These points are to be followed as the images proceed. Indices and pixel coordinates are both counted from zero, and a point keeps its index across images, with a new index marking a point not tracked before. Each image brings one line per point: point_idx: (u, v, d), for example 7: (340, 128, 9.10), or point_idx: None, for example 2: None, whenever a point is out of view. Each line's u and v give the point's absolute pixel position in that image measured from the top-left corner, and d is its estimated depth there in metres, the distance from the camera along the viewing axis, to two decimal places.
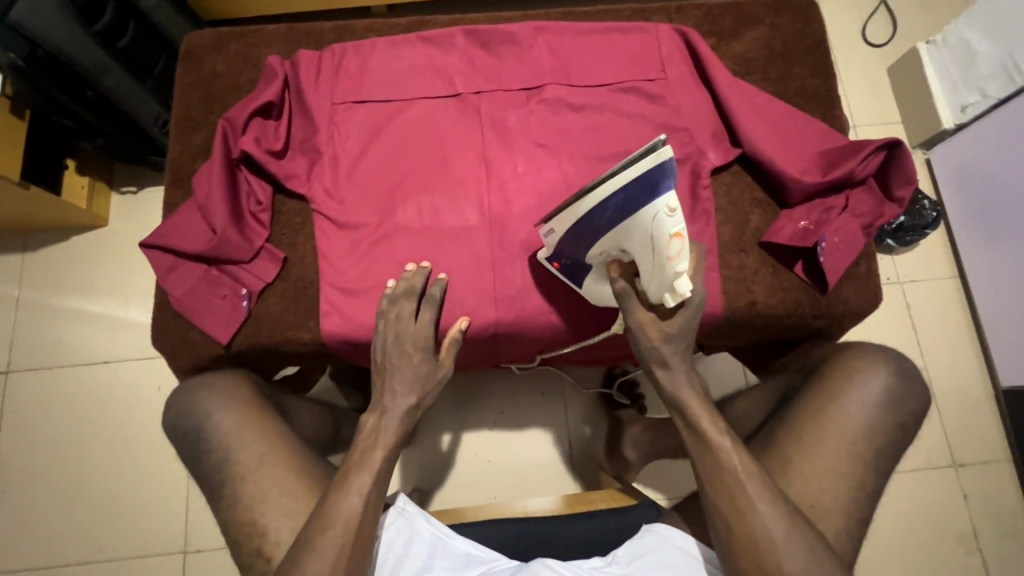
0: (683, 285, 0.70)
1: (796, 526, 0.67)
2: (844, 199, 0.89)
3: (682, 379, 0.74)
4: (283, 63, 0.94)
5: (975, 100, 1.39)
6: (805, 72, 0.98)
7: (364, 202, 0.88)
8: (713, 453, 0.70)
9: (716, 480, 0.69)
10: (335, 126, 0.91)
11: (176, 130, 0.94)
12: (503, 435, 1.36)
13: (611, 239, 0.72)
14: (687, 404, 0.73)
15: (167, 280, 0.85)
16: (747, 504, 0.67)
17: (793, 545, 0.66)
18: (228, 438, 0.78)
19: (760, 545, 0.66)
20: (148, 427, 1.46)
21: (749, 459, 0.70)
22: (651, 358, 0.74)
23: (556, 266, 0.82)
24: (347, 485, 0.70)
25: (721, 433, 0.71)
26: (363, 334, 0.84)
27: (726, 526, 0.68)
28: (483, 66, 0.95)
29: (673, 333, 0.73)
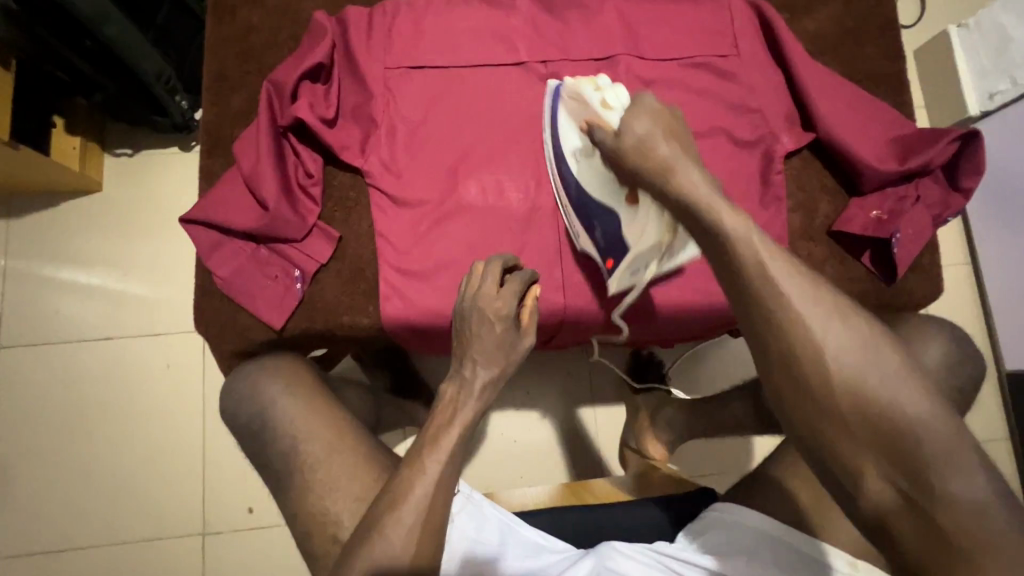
0: (607, 99, 0.69)
1: (876, 359, 0.51)
2: (915, 188, 0.87)
3: (704, 185, 0.56)
4: (331, 19, 0.85)
5: (1005, 87, 1.35)
6: (875, 53, 0.95)
7: (426, 178, 0.83)
8: (768, 285, 0.53)
9: (775, 324, 0.53)
10: (391, 94, 0.84)
11: (210, 91, 0.85)
12: (528, 415, 1.34)
13: (574, 145, 0.76)
14: (726, 231, 0.54)
15: (212, 258, 0.78)
16: (815, 340, 0.52)
17: (879, 380, 0.51)
18: (296, 426, 0.75)
19: (834, 389, 0.51)
20: (154, 406, 1.39)
21: (810, 285, 0.54)
22: (667, 168, 0.58)
23: (610, 265, 0.78)
24: (422, 465, 0.64)
25: (787, 272, 0.53)
26: (428, 320, 0.80)
27: (786, 382, 0.53)
28: (548, 33, 0.89)
29: (646, 128, 0.61)
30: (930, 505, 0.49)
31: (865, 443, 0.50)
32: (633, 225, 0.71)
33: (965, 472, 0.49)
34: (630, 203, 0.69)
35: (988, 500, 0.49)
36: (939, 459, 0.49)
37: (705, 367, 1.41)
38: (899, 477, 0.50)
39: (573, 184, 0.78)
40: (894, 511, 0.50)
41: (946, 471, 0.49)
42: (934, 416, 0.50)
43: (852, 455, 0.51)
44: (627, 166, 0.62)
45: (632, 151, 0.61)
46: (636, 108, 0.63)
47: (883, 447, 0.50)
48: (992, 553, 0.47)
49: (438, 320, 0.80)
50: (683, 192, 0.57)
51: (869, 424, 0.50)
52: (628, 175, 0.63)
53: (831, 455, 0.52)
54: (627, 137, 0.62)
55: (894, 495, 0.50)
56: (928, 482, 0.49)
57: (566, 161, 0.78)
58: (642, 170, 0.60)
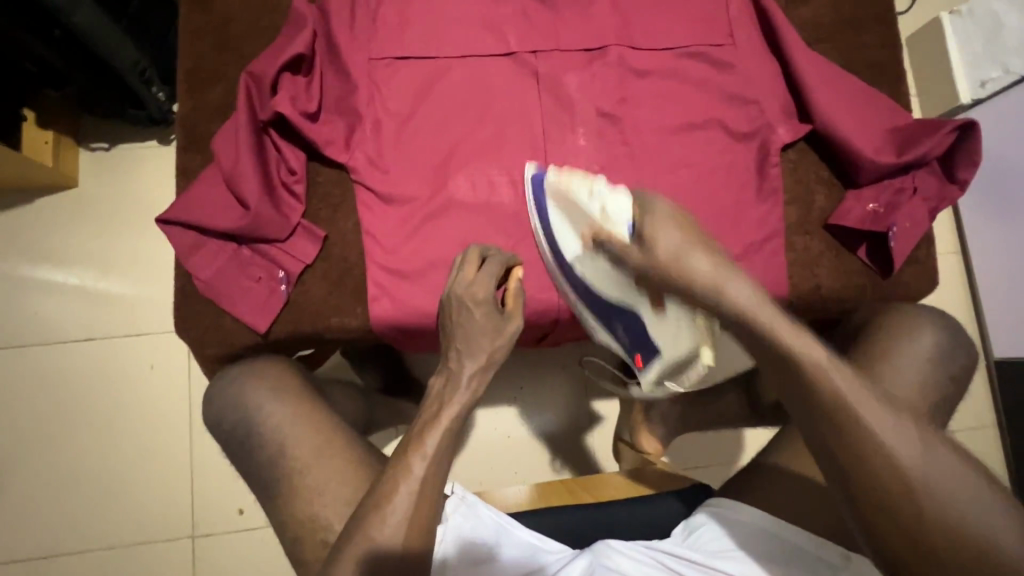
0: (613, 209, 0.64)
1: (941, 466, 0.50)
2: (912, 180, 0.86)
3: (760, 303, 0.54)
4: (311, 8, 0.82)
5: (997, 75, 1.35)
6: (873, 42, 0.93)
7: (414, 174, 0.80)
8: (828, 391, 0.52)
9: (833, 422, 0.52)
10: (376, 86, 0.81)
11: (185, 84, 0.81)
12: (517, 410, 1.33)
13: (577, 249, 0.72)
14: (794, 344, 0.53)
15: (191, 260, 0.74)
16: (876, 443, 0.51)
17: (947, 491, 0.50)
18: (284, 434, 0.72)
19: (903, 497, 0.50)
20: (138, 409, 1.35)
21: (866, 387, 0.53)
22: (712, 286, 0.55)
23: (641, 358, 0.80)
24: (408, 466, 0.61)
25: (845, 376, 0.52)
26: (418, 321, 0.78)
27: (849, 487, 0.52)
28: (539, 21, 0.86)
29: (672, 241, 0.57)
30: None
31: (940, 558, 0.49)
32: (660, 326, 0.69)
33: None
34: (655, 310, 0.67)
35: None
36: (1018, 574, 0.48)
37: None
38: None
39: (585, 287, 0.74)
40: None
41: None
42: (1009, 530, 0.48)
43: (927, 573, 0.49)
44: (664, 280, 0.57)
45: (668, 267, 0.57)
46: (650, 223, 0.59)
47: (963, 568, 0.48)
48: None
49: (428, 320, 0.78)
50: (740, 312, 0.54)
51: (941, 538, 0.49)
52: (659, 290, 0.60)
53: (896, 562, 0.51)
54: (655, 253, 0.58)
55: None
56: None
57: (570, 265, 0.74)
58: (690, 289, 0.56)
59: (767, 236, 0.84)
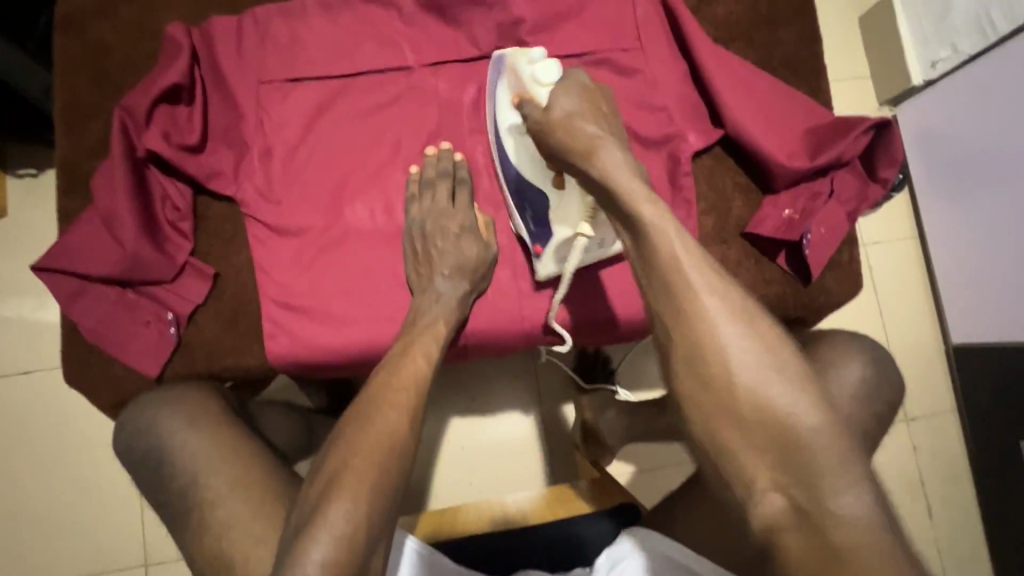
0: (542, 75, 0.65)
1: (781, 372, 0.50)
2: (830, 183, 0.83)
3: (627, 168, 0.56)
4: (190, 33, 0.78)
5: (946, 55, 1.20)
6: (791, 38, 0.89)
7: (307, 203, 0.77)
8: (677, 285, 0.53)
9: (679, 312, 0.53)
10: (263, 111, 0.77)
11: (62, 121, 0.78)
12: (482, 419, 1.21)
13: (513, 121, 0.71)
14: (653, 229, 0.53)
15: (74, 307, 0.72)
16: (710, 334, 0.51)
17: (777, 388, 0.49)
18: (198, 463, 0.66)
19: (734, 390, 0.50)
20: (37, 447, 1.19)
21: (716, 278, 0.53)
22: (590, 147, 0.57)
23: (539, 250, 0.74)
24: (349, 479, 0.56)
25: (695, 265, 0.53)
26: (318, 356, 0.75)
27: (687, 376, 0.52)
28: (436, 33, 0.82)
29: (575, 111, 0.60)
30: (815, 514, 0.46)
31: (758, 444, 0.49)
32: (558, 208, 0.69)
33: (850, 483, 0.47)
34: (558, 186, 0.68)
35: (871, 513, 0.46)
36: (830, 468, 0.47)
37: (656, 362, 1.26)
38: (790, 486, 0.48)
39: (511, 167, 0.74)
40: (782, 525, 0.47)
41: (835, 481, 0.47)
42: (827, 428, 0.48)
43: (744, 457, 0.49)
44: (552, 141, 0.60)
45: (557, 126, 0.60)
46: (561, 87, 0.62)
47: (776, 453, 0.48)
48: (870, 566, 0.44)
49: (331, 356, 0.75)
50: (609, 177, 0.55)
51: (764, 427, 0.49)
52: (549, 153, 0.62)
53: (715, 442, 0.51)
54: (554, 113, 0.61)
55: (782, 504, 0.48)
56: (815, 487, 0.47)
57: (503, 140, 0.74)
58: (569, 148, 0.58)
59: None
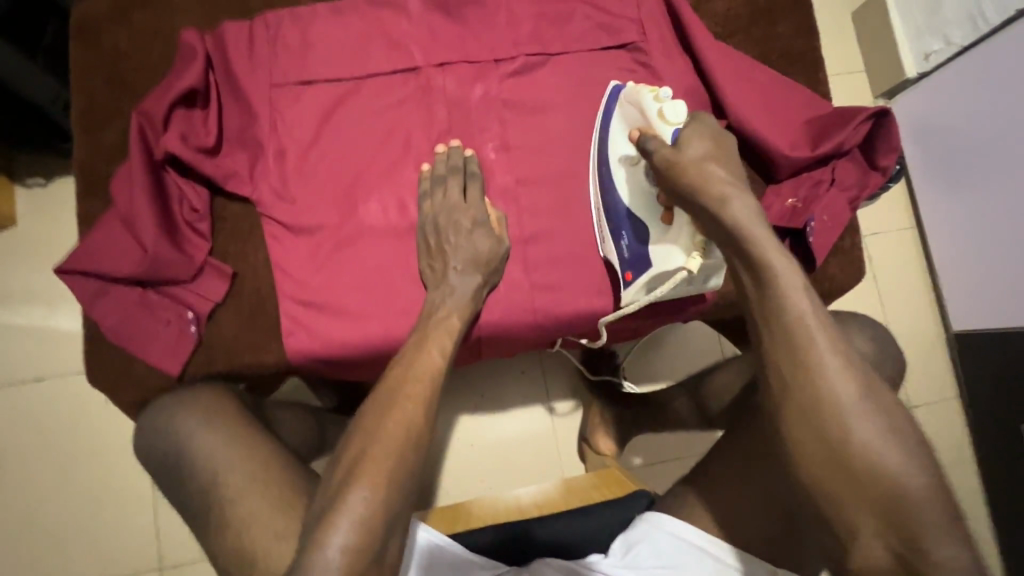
0: (673, 114, 0.65)
1: (893, 433, 0.53)
2: (831, 172, 0.85)
3: (758, 219, 0.57)
4: (204, 38, 0.80)
5: (938, 47, 1.22)
6: (789, 31, 0.92)
7: (321, 202, 0.78)
8: (800, 335, 0.55)
9: (799, 369, 0.55)
10: (277, 113, 0.79)
11: (80, 126, 0.79)
12: (491, 415, 1.22)
13: (626, 152, 0.72)
14: (782, 285, 0.55)
15: (95, 308, 0.73)
16: (828, 390, 0.54)
17: (887, 448, 0.53)
18: (216, 462, 0.67)
19: (847, 444, 0.53)
20: (50, 452, 1.20)
21: (839, 341, 0.56)
22: (721, 194, 0.57)
23: (630, 278, 0.76)
24: (368, 467, 0.58)
25: (820, 325, 0.55)
26: (334, 352, 0.77)
27: (797, 424, 0.55)
28: (443, 33, 0.84)
29: (705, 154, 0.60)
30: (918, 565, 0.50)
31: (862, 496, 0.52)
32: (664, 244, 0.71)
33: (954, 538, 0.50)
34: (666, 221, 0.69)
35: (973, 572, 0.50)
36: (931, 525, 0.50)
37: (663, 355, 1.28)
38: (894, 539, 0.51)
39: (614, 196, 0.75)
40: (884, 572, 0.51)
41: (936, 537, 0.50)
42: (933, 491, 0.51)
43: (851, 510, 0.53)
44: (678, 182, 0.60)
45: (690, 168, 0.59)
46: (693, 129, 0.62)
47: (883, 509, 0.51)
48: None
49: (349, 351, 0.77)
50: (739, 227, 0.56)
51: (875, 484, 0.52)
52: (671, 192, 0.62)
53: (826, 491, 0.54)
54: (686, 152, 0.60)
55: (887, 553, 0.51)
56: (918, 541, 0.50)
57: (612, 170, 0.75)
58: (699, 189, 0.58)
59: None
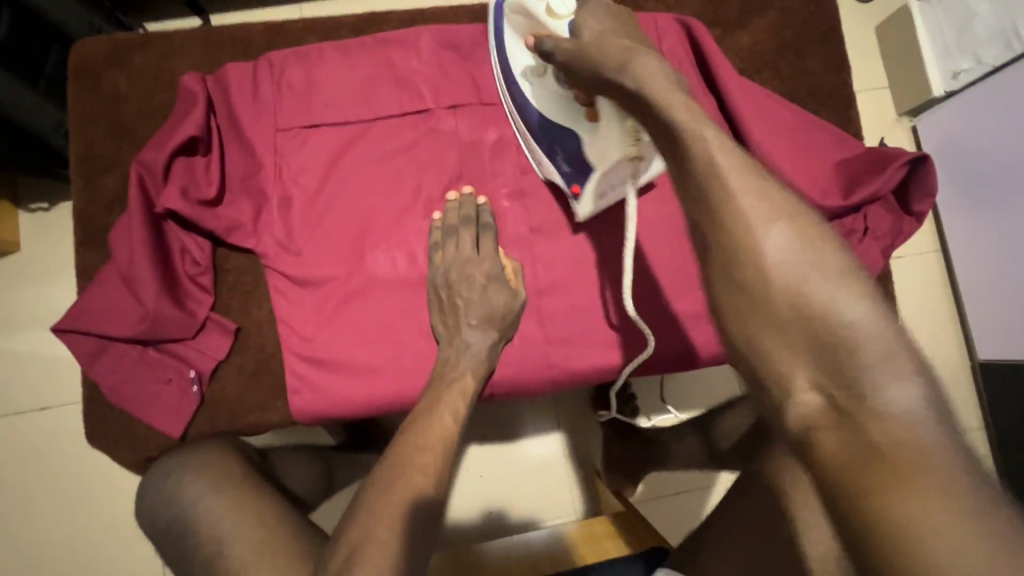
0: (560, 9, 0.64)
1: (825, 262, 0.41)
2: (864, 219, 0.81)
3: (665, 73, 0.46)
4: (205, 81, 0.76)
5: (968, 66, 1.16)
6: (818, 67, 0.89)
7: (328, 253, 0.75)
8: (700, 159, 0.44)
9: (716, 204, 0.43)
10: (282, 159, 0.76)
11: (78, 174, 0.77)
12: (504, 447, 1.16)
13: (527, 63, 0.69)
14: (675, 110, 0.44)
15: (95, 369, 0.71)
16: (739, 214, 0.42)
17: (819, 277, 0.40)
18: (214, 536, 0.64)
19: (767, 284, 0.41)
20: None
21: (749, 165, 0.44)
22: (622, 58, 0.48)
23: (576, 190, 0.72)
24: (372, 551, 0.53)
25: (736, 169, 0.43)
26: (341, 410, 0.74)
27: (724, 280, 0.43)
28: (456, 72, 0.80)
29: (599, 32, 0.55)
30: (862, 417, 0.38)
31: (792, 339, 0.40)
32: (596, 143, 0.64)
33: (900, 372, 0.38)
34: (592, 119, 0.64)
35: (933, 416, 0.37)
36: (873, 358, 0.38)
37: (679, 389, 1.21)
38: (826, 382, 0.39)
39: (533, 111, 0.71)
40: (819, 426, 0.39)
41: (880, 373, 0.38)
42: (879, 324, 0.39)
43: (778, 358, 0.41)
44: (586, 61, 0.51)
45: (590, 45, 0.53)
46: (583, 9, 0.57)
47: (813, 349, 0.39)
48: (927, 467, 0.35)
49: (358, 409, 0.74)
50: (642, 85, 0.46)
51: (804, 325, 0.40)
52: (580, 81, 0.54)
53: (755, 345, 0.42)
54: (583, 36, 0.55)
55: (821, 402, 0.39)
56: (857, 381, 0.38)
57: (519, 84, 0.71)
58: (600, 66, 0.50)
59: None
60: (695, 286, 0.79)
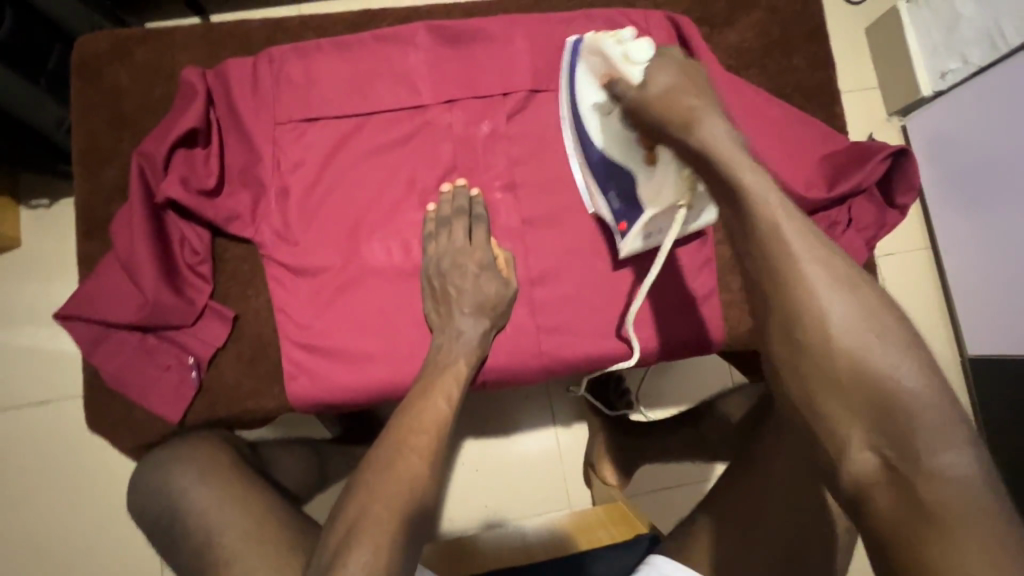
0: (636, 56, 0.58)
1: (889, 334, 0.46)
2: (848, 212, 0.83)
3: (732, 139, 0.51)
4: (205, 76, 0.78)
5: (955, 67, 1.17)
6: (803, 64, 0.91)
7: (324, 243, 0.77)
8: (772, 235, 0.48)
9: (787, 283, 0.48)
10: (280, 152, 0.78)
11: (80, 166, 0.79)
12: (500, 439, 1.18)
13: (596, 100, 0.67)
14: (751, 189, 0.49)
15: (94, 355, 0.73)
16: (810, 293, 0.47)
17: (880, 349, 0.46)
18: (212, 520, 0.65)
19: (830, 352, 0.46)
20: None
21: (821, 244, 0.48)
22: (686, 116, 0.52)
23: (624, 228, 0.73)
24: (370, 529, 0.55)
25: (799, 232, 0.48)
26: (336, 396, 0.75)
27: (785, 344, 0.48)
28: (450, 68, 0.82)
29: (669, 86, 0.54)
30: (912, 476, 0.44)
31: (853, 408, 0.46)
32: (648, 185, 0.64)
33: (950, 440, 0.44)
34: (648, 163, 0.63)
35: (975, 473, 0.44)
36: (926, 426, 0.44)
37: (672, 381, 1.23)
38: (883, 446, 0.45)
39: (594, 149, 0.71)
40: (873, 484, 0.46)
41: (932, 441, 0.44)
42: (930, 393, 0.45)
43: (840, 423, 0.46)
44: (647, 119, 0.55)
45: (656, 104, 0.54)
46: (657, 62, 0.56)
47: (872, 416, 0.45)
48: (966, 525, 0.42)
49: (352, 396, 0.76)
50: (709, 148, 0.50)
51: (864, 393, 0.46)
52: (644, 128, 0.57)
53: (812, 407, 0.48)
54: (652, 91, 0.55)
55: (876, 463, 0.46)
56: (910, 447, 0.45)
57: (585, 120, 0.70)
58: (663, 121, 0.53)
59: (695, 267, 0.81)
60: (680, 276, 0.81)
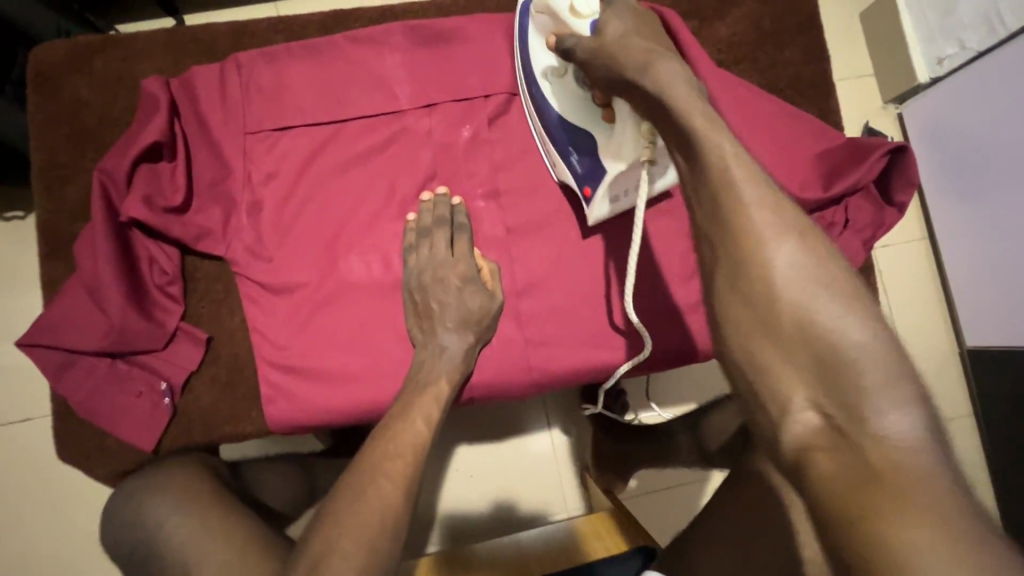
0: (584, 9, 0.60)
1: (834, 280, 0.41)
2: (844, 212, 0.80)
3: (687, 79, 0.45)
4: (169, 85, 0.74)
5: (952, 52, 1.14)
6: (797, 58, 0.88)
7: (301, 259, 0.73)
8: (710, 171, 0.43)
9: (723, 225, 0.43)
10: (250, 163, 0.74)
11: (40, 185, 0.75)
12: (495, 447, 1.15)
13: (549, 63, 0.69)
14: (692, 120, 0.43)
15: (61, 382, 0.70)
16: (748, 233, 0.42)
17: (827, 298, 0.41)
18: (187, 551, 0.62)
19: (771, 295, 0.41)
20: None
21: (766, 185, 0.43)
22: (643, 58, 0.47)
23: (588, 193, 0.70)
24: (338, 562, 0.51)
25: (750, 177, 0.43)
26: (318, 418, 0.73)
27: (725, 290, 0.43)
28: (428, 70, 0.78)
29: (626, 32, 0.51)
30: (857, 437, 0.39)
31: (796, 360, 0.41)
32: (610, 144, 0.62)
33: (900, 398, 0.38)
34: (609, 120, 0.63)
35: (922, 436, 0.38)
36: (872, 382, 0.39)
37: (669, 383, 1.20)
38: (827, 403, 0.40)
39: (551, 111, 0.70)
40: (816, 447, 0.40)
41: (880, 399, 0.39)
42: (878, 348, 0.39)
43: (779, 374, 0.41)
44: (602, 62, 0.51)
45: (612, 47, 0.50)
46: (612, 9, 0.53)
47: (816, 369, 0.40)
48: (912, 493, 0.36)
49: (333, 418, 0.73)
50: (662, 88, 0.45)
51: (806, 346, 0.40)
52: (597, 80, 0.53)
53: (752, 362, 0.42)
54: (607, 35, 0.52)
55: (819, 424, 0.40)
56: (856, 404, 0.39)
57: (539, 83, 0.71)
58: (618, 62, 0.49)
59: (690, 272, 0.78)
60: (674, 282, 0.78)
